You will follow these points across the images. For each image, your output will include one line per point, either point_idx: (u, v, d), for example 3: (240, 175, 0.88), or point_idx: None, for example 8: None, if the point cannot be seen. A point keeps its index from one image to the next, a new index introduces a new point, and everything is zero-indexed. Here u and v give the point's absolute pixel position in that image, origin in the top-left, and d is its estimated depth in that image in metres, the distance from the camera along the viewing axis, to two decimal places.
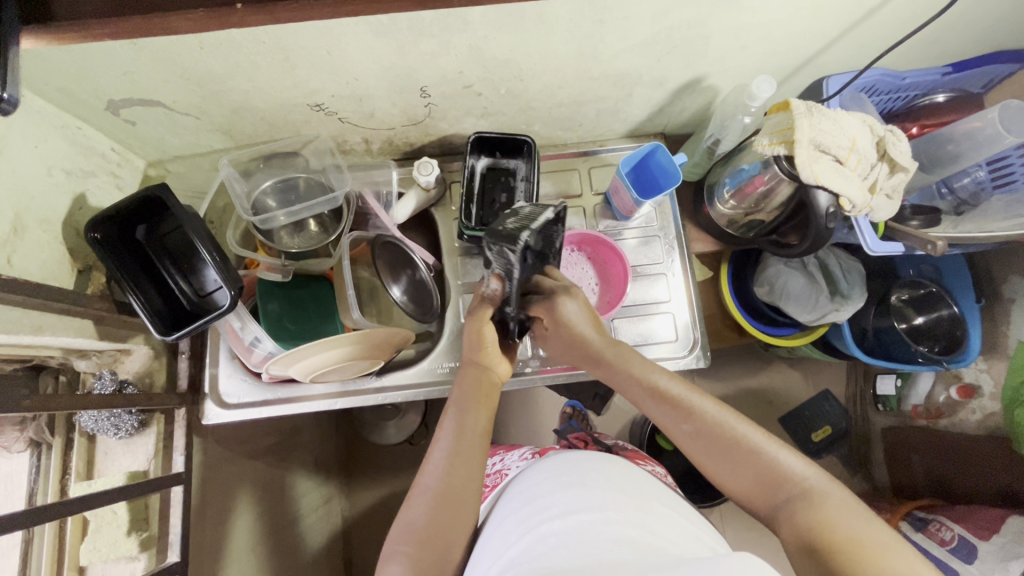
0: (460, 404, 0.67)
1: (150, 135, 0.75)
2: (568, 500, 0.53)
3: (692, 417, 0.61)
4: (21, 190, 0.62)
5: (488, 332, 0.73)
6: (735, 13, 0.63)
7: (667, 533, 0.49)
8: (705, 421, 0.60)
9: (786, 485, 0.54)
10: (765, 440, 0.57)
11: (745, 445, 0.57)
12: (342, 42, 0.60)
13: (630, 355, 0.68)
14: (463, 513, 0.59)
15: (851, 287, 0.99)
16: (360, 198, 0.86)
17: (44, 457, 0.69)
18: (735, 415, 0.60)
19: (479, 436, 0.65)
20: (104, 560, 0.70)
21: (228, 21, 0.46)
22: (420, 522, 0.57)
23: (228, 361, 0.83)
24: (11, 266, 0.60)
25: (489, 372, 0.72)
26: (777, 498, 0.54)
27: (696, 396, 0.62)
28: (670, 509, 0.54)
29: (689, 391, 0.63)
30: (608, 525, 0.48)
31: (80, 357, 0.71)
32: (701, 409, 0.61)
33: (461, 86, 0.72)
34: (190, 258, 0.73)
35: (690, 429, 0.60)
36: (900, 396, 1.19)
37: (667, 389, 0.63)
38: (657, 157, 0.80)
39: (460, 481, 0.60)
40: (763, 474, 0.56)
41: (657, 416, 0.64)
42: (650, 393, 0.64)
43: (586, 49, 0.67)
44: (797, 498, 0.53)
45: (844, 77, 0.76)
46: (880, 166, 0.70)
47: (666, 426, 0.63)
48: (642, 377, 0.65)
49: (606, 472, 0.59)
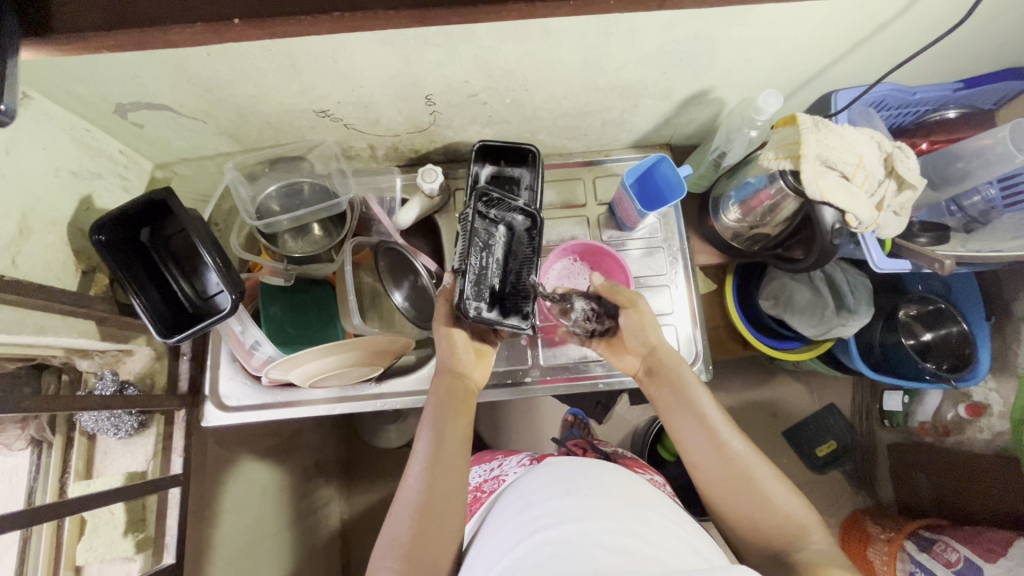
0: (436, 416, 0.67)
1: (157, 137, 0.76)
2: (561, 508, 0.52)
3: (722, 449, 0.62)
4: (28, 191, 0.62)
5: (457, 337, 0.74)
6: (743, 26, 0.62)
7: (662, 543, 0.48)
8: (736, 456, 0.61)
9: (794, 536, 0.56)
10: (784, 492, 0.59)
11: (764, 492, 0.59)
12: (347, 49, 0.60)
13: (686, 374, 0.69)
14: (445, 524, 0.59)
15: (858, 301, 0.98)
16: (364, 204, 0.86)
17: (45, 454, 0.71)
18: (764, 460, 0.62)
19: (456, 446, 0.65)
20: (100, 560, 0.71)
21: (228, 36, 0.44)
22: (404, 531, 0.58)
23: (229, 363, 0.83)
24: (16, 267, 0.61)
25: (463, 378, 0.73)
26: (782, 546, 0.56)
27: (732, 432, 0.63)
28: (666, 517, 0.53)
29: (728, 425, 0.64)
30: (602, 535, 0.48)
31: (83, 357, 0.71)
32: (734, 444, 0.62)
33: (466, 94, 0.72)
34: (192, 261, 0.73)
35: (717, 459, 0.62)
36: (907, 412, 1.21)
37: (712, 416, 0.65)
38: (661, 169, 0.79)
39: (439, 493, 0.60)
40: (773, 521, 0.58)
41: (688, 439, 0.64)
42: (693, 415, 0.65)
43: (592, 61, 0.67)
44: (803, 551, 0.54)
45: (853, 92, 0.75)
46: (888, 182, 0.69)
47: (694, 452, 0.64)
48: (692, 400, 0.66)
49: (602, 480, 0.58)
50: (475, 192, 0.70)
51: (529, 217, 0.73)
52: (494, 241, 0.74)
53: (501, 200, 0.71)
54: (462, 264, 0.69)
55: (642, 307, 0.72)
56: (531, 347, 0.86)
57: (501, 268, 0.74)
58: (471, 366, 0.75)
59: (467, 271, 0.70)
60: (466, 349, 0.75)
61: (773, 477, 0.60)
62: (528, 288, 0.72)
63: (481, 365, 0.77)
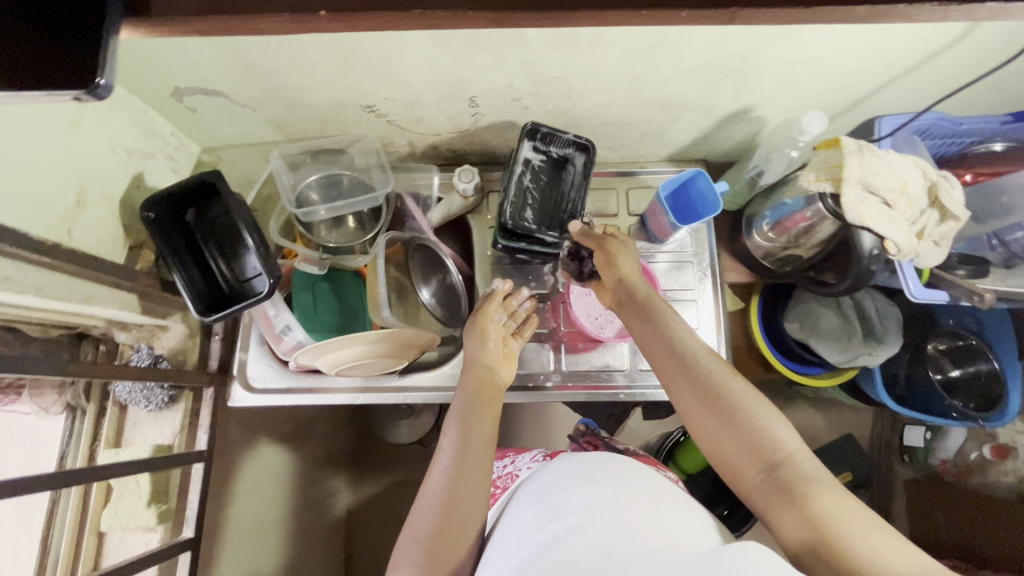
0: (464, 411, 0.70)
1: (208, 123, 0.78)
2: (578, 498, 0.53)
3: (697, 374, 0.62)
4: (87, 166, 0.65)
5: (490, 330, 0.79)
6: (792, 46, 0.63)
7: (680, 531, 0.48)
8: (709, 378, 0.62)
9: (772, 452, 0.56)
10: (761, 409, 0.59)
11: (742, 410, 0.59)
12: (401, 48, 0.62)
13: (663, 306, 0.70)
14: (465, 515, 0.59)
15: (886, 330, 0.97)
16: (398, 199, 0.88)
17: (78, 423, 0.75)
18: (737, 378, 0.62)
19: (483, 442, 0.66)
20: (123, 527, 0.74)
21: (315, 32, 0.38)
22: (427, 522, 0.58)
23: (258, 346, 0.85)
24: (71, 237, 0.63)
25: (491, 373, 0.76)
26: (764, 464, 0.56)
27: (706, 356, 0.64)
28: (684, 511, 0.53)
29: (702, 348, 0.65)
30: (616, 520, 0.48)
31: (121, 330, 0.75)
32: (707, 365, 0.63)
33: (510, 98, 0.74)
34: (232, 243, 0.75)
35: (692, 384, 0.62)
36: (928, 449, 1.18)
37: (684, 339, 0.66)
38: (697, 184, 0.79)
39: (462, 487, 0.61)
40: (753, 440, 0.57)
41: (665, 365, 0.66)
42: (667, 336, 0.67)
43: (637, 73, 0.68)
44: (787, 466, 0.55)
45: (898, 119, 0.74)
46: (931, 212, 0.67)
47: (671, 379, 0.64)
48: (667, 327, 0.68)
49: (618, 470, 0.58)
50: (529, 124, 0.77)
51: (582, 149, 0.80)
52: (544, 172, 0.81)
53: (551, 135, 0.78)
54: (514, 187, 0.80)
55: (613, 246, 0.77)
56: (554, 351, 0.87)
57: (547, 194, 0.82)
58: (501, 365, 0.78)
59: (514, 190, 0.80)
60: (496, 346, 0.79)
61: (749, 398, 0.60)
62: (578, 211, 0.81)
63: (509, 365, 0.80)
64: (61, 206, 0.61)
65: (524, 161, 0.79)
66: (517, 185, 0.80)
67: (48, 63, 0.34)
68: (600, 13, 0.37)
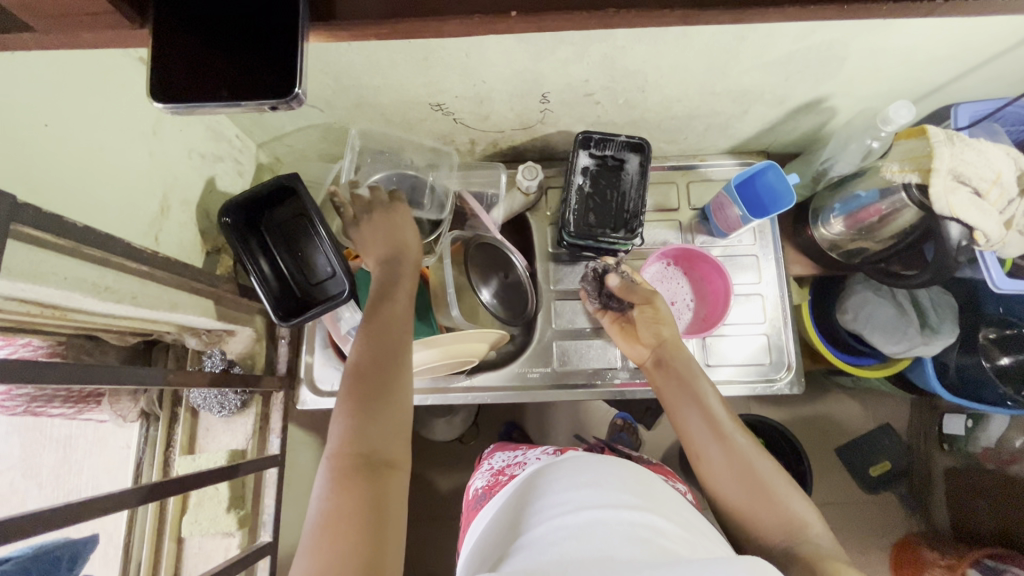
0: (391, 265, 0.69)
1: (272, 124, 0.77)
2: (581, 497, 0.51)
3: (728, 444, 0.62)
4: (167, 171, 0.64)
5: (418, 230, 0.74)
6: (882, 35, 0.61)
7: (679, 538, 0.47)
8: (740, 451, 0.62)
9: (794, 529, 0.57)
10: (787, 489, 0.59)
11: (770, 486, 0.59)
12: (483, 47, 0.61)
13: (695, 370, 0.70)
14: (389, 398, 0.55)
15: (941, 320, 0.96)
16: (459, 199, 0.87)
17: (152, 428, 0.78)
18: (764, 452, 0.62)
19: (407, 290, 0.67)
20: (204, 531, 0.75)
21: (497, 30, 0.37)
22: (345, 407, 0.55)
23: (321, 349, 0.82)
24: (159, 243, 0.64)
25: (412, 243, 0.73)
26: (783, 538, 0.57)
27: (736, 427, 0.64)
28: (684, 517, 0.52)
29: (730, 418, 0.65)
30: (619, 523, 0.47)
31: (191, 335, 0.74)
32: (736, 439, 0.62)
33: (583, 94, 0.72)
34: (300, 243, 0.74)
35: (723, 456, 0.62)
36: (970, 437, 1.16)
37: (715, 408, 0.65)
38: (766, 177, 0.76)
39: (388, 369, 0.57)
40: (777, 515, 0.58)
41: (694, 429, 0.64)
42: (699, 406, 0.65)
43: (717, 65, 0.67)
44: (807, 544, 0.55)
45: (976, 108, 0.71)
46: (1020, 201, 0.65)
47: (700, 447, 0.64)
48: (699, 395, 0.66)
49: (621, 471, 0.56)
50: (580, 135, 0.79)
51: (639, 150, 0.80)
52: (603, 174, 0.81)
53: (603, 141, 0.80)
54: (570, 191, 0.80)
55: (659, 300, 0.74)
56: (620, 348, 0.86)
57: (606, 195, 0.80)
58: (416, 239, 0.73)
59: (569, 194, 0.80)
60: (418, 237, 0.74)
61: (777, 474, 0.60)
62: (633, 207, 0.79)
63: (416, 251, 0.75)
64: (149, 214, 0.61)
65: (582, 169, 0.81)
66: (573, 188, 0.80)
67: (237, 77, 0.36)
68: (803, 8, 0.36)
